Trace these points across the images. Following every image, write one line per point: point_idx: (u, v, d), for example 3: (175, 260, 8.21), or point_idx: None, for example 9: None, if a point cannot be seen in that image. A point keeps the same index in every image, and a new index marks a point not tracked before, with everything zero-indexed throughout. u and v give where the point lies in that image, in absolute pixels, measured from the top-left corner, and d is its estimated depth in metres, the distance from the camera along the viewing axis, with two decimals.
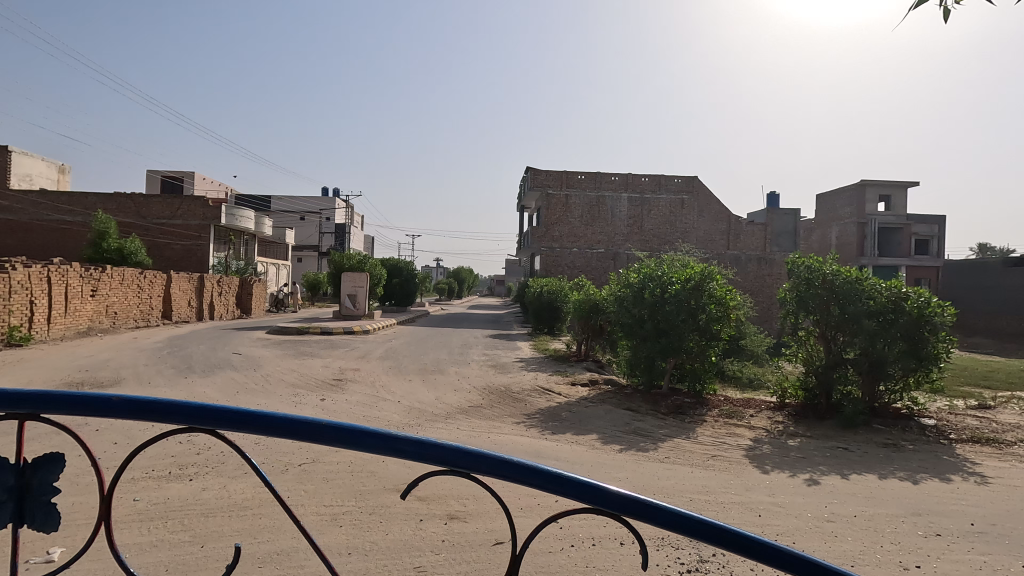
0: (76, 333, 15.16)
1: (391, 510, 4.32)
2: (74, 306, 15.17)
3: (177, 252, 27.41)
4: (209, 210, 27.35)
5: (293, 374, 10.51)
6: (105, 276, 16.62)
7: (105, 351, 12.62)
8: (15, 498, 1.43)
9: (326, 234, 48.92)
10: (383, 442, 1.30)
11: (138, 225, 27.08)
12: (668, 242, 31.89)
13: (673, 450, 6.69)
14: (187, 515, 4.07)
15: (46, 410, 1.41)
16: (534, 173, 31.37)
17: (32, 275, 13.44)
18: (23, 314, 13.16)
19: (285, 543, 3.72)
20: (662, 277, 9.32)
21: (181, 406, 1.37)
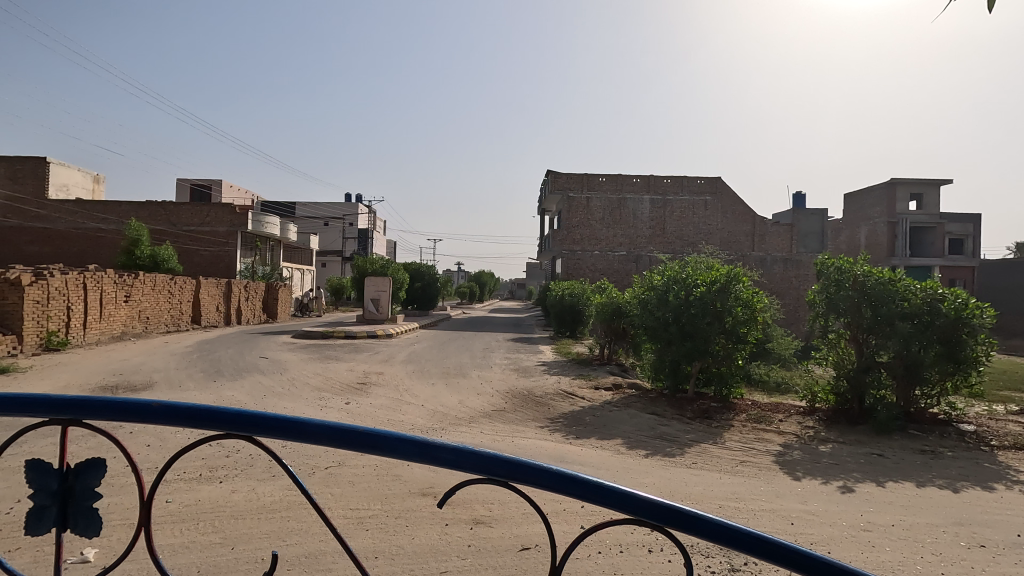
0: (110, 338, 15.60)
1: (416, 514, 4.32)
2: (109, 311, 15.62)
3: (206, 258, 28.03)
4: (237, 217, 28.02)
5: (319, 377, 10.64)
6: (139, 281, 17.10)
7: (138, 356, 12.93)
8: (58, 503, 1.46)
9: (350, 239, 49.25)
10: (417, 449, 1.29)
11: (170, 232, 27.81)
12: (690, 244, 31.54)
13: (701, 455, 6.58)
14: (217, 517, 4.14)
15: (87, 416, 1.43)
16: (555, 176, 31.36)
17: (70, 282, 13.91)
18: (60, 319, 13.59)
19: (314, 545, 3.74)
20: (687, 280, 9.18)
21: (214, 410, 1.38)
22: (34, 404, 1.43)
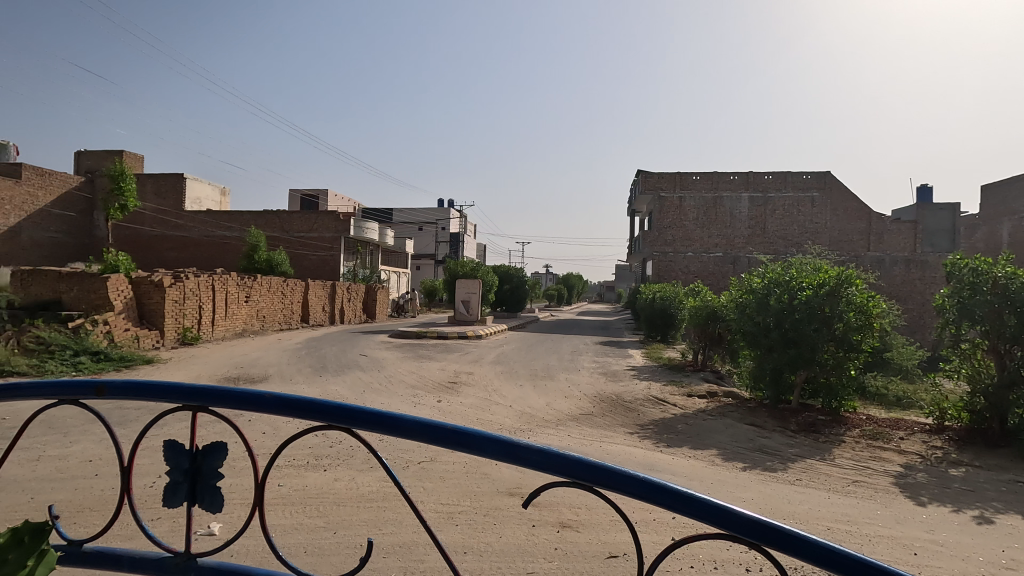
0: (234, 334, 17.32)
1: (504, 513, 4.39)
2: (233, 310, 17.36)
3: (314, 262, 30.29)
4: (341, 223, 30.01)
5: (413, 375, 11.14)
6: (257, 283, 18.83)
7: (256, 351, 14.24)
8: (189, 480, 1.63)
9: (442, 243, 50.96)
10: (503, 449, 1.31)
11: (283, 238, 30.35)
12: (795, 244, 29.45)
13: (806, 472, 6.10)
14: (321, 502, 4.45)
15: (212, 403, 1.59)
16: (646, 176, 30.55)
17: (201, 284, 15.63)
18: (193, 317, 15.29)
19: (407, 536, 3.91)
20: (790, 283, 8.55)
21: (317, 402, 1.49)
22: (170, 391, 1.62)
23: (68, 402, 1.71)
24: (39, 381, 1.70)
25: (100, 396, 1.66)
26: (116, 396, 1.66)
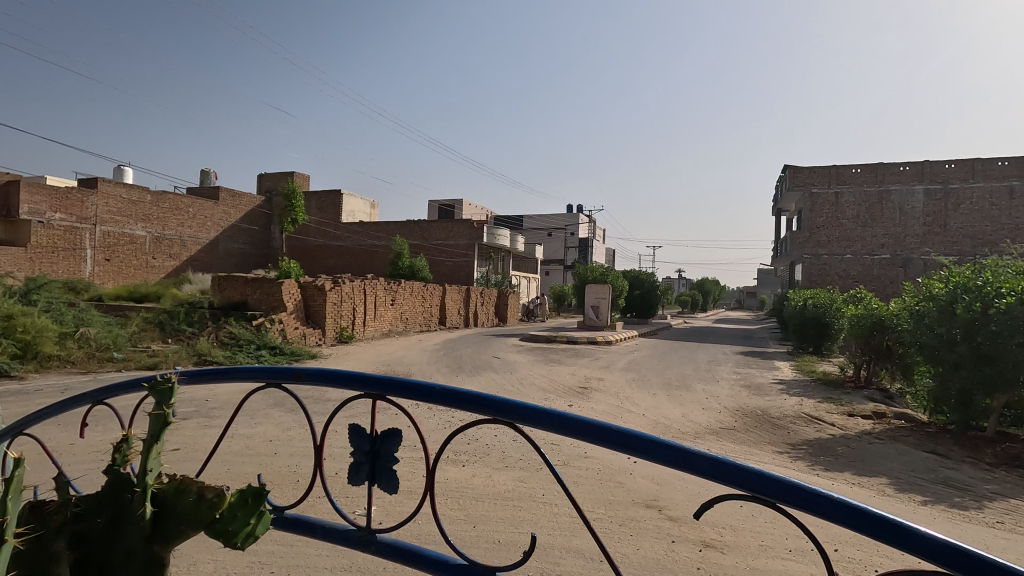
0: (382, 334, 18.94)
1: (640, 525, 4.26)
2: (381, 312, 18.99)
3: (450, 268, 32.09)
4: (475, 230, 31.42)
5: (544, 379, 11.28)
6: (401, 288, 20.39)
7: (401, 350, 15.42)
8: (370, 461, 1.79)
9: (571, 248, 51.09)
10: (674, 455, 1.26)
11: (423, 246, 32.52)
12: (987, 243, 24.97)
13: (1009, 514, 5.09)
14: (462, 496, 4.68)
15: (391, 392, 1.73)
16: (794, 171, 27.91)
17: (355, 288, 17.32)
18: (348, 318, 17.00)
19: (543, 537, 3.96)
20: (985, 288, 7.21)
21: (479, 395, 1.58)
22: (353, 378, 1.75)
23: (273, 383, 1.88)
24: (251, 365, 1.91)
25: (298, 380, 1.82)
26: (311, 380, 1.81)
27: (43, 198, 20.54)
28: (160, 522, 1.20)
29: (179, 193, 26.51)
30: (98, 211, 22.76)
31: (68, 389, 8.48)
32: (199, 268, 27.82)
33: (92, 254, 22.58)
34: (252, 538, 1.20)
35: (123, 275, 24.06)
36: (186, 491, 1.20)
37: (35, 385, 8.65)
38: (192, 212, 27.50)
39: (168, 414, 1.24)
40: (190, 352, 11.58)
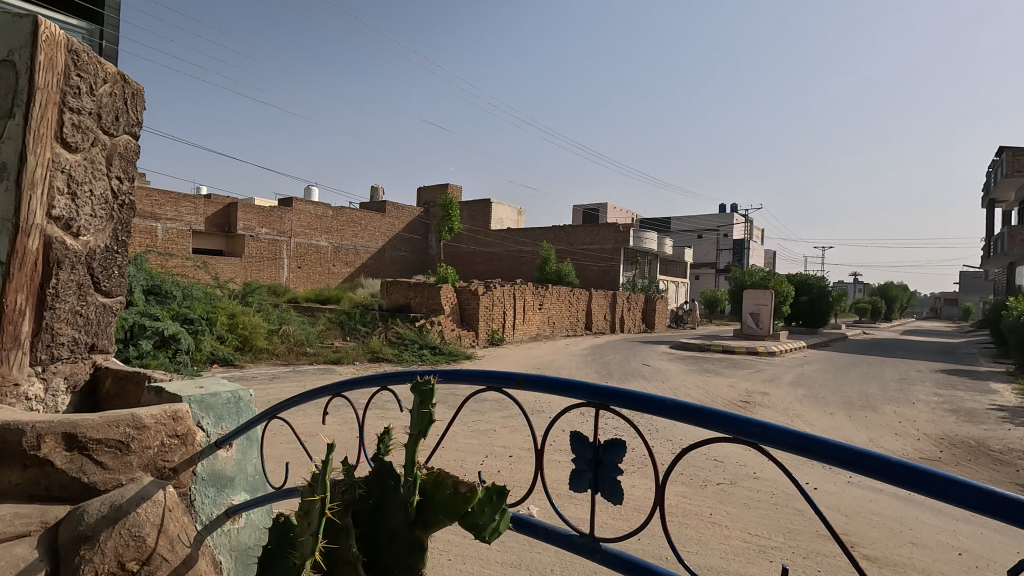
0: (530, 337, 19.46)
1: (828, 561, 3.79)
2: (529, 316, 19.53)
3: (595, 273, 31.91)
4: (620, 234, 30.89)
5: (700, 390, 10.67)
6: (548, 292, 20.76)
7: (549, 354, 15.67)
8: None
9: (724, 251, 47.81)
10: (977, 500, 0.97)
11: (569, 251, 32.75)
12: None
13: None
14: (622, 507, 4.57)
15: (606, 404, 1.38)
16: (1013, 154, 23.19)
17: (505, 292, 18.03)
18: (499, 321, 17.76)
19: (713, 561, 3.71)
20: None
21: (753, 421, 1.19)
22: (586, 391, 1.40)
23: (489, 390, 1.61)
24: (461, 369, 1.66)
25: (520, 387, 1.52)
26: (534, 389, 1.50)
27: (254, 217, 24.59)
28: (422, 509, 1.32)
29: (354, 208, 29.95)
30: (293, 226, 26.60)
31: (275, 378, 10.00)
32: (369, 274, 31.13)
33: (288, 263, 26.46)
34: (497, 536, 1.21)
35: (311, 281, 27.81)
36: (443, 483, 1.30)
37: (251, 373, 10.35)
38: (364, 224, 30.89)
39: (432, 413, 1.35)
40: (365, 350, 12.98)
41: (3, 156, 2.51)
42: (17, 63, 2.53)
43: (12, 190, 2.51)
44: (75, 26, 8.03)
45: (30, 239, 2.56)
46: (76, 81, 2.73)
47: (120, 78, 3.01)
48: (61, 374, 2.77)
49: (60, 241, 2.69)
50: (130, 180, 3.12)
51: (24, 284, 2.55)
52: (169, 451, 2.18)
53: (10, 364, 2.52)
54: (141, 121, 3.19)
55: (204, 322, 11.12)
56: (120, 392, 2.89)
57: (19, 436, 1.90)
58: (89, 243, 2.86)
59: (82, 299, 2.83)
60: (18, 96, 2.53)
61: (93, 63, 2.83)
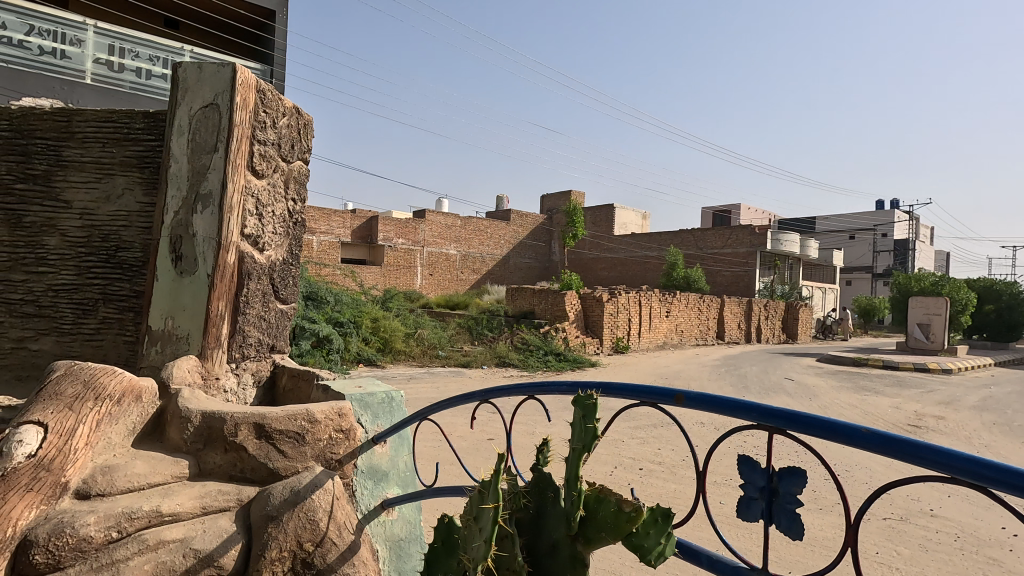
0: (657, 346, 18.76)
1: None
2: (656, 323, 18.84)
3: (728, 278, 29.91)
4: (756, 236, 28.63)
5: (857, 410, 9.49)
6: (676, 299, 19.86)
7: (678, 364, 14.96)
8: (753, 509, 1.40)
9: (883, 253, 42.12)
10: None
11: (698, 255, 31.07)
12: None
13: None
14: None
15: (781, 429, 1.26)
16: None
17: (631, 299, 17.59)
18: (624, 328, 17.36)
19: None
20: None
21: (976, 461, 1.00)
22: (750, 410, 1.31)
23: (644, 405, 1.58)
24: (617, 383, 1.64)
25: (678, 405, 1.45)
26: (694, 407, 1.43)
27: (392, 228, 26.64)
28: (584, 525, 1.32)
29: (481, 218, 31.20)
30: (426, 236, 28.37)
31: (412, 378, 10.70)
32: (495, 281, 32.18)
33: (422, 270, 28.27)
34: (663, 560, 1.17)
35: (442, 287, 29.44)
36: (606, 501, 1.28)
37: (391, 373, 11.18)
38: (490, 232, 32.03)
39: (596, 428, 1.35)
40: (492, 354, 13.42)
41: (210, 184, 2.97)
42: (220, 105, 2.98)
43: (216, 212, 2.96)
44: (252, 67, 9.26)
45: (228, 254, 3.00)
46: (263, 117, 3.16)
47: (295, 111, 3.43)
48: (249, 370, 3.21)
49: (249, 256, 3.12)
50: (301, 201, 3.55)
51: (223, 292, 3.00)
52: (335, 444, 2.41)
53: (214, 360, 2.98)
54: (310, 148, 3.61)
55: (351, 324, 12.26)
56: (294, 388, 3.28)
57: (222, 423, 2.25)
58: (272, 257, 3.28)
59: (266, 305, 3.27)
60: (221, 133, 2.98)
61: (275, 101, 3.26)
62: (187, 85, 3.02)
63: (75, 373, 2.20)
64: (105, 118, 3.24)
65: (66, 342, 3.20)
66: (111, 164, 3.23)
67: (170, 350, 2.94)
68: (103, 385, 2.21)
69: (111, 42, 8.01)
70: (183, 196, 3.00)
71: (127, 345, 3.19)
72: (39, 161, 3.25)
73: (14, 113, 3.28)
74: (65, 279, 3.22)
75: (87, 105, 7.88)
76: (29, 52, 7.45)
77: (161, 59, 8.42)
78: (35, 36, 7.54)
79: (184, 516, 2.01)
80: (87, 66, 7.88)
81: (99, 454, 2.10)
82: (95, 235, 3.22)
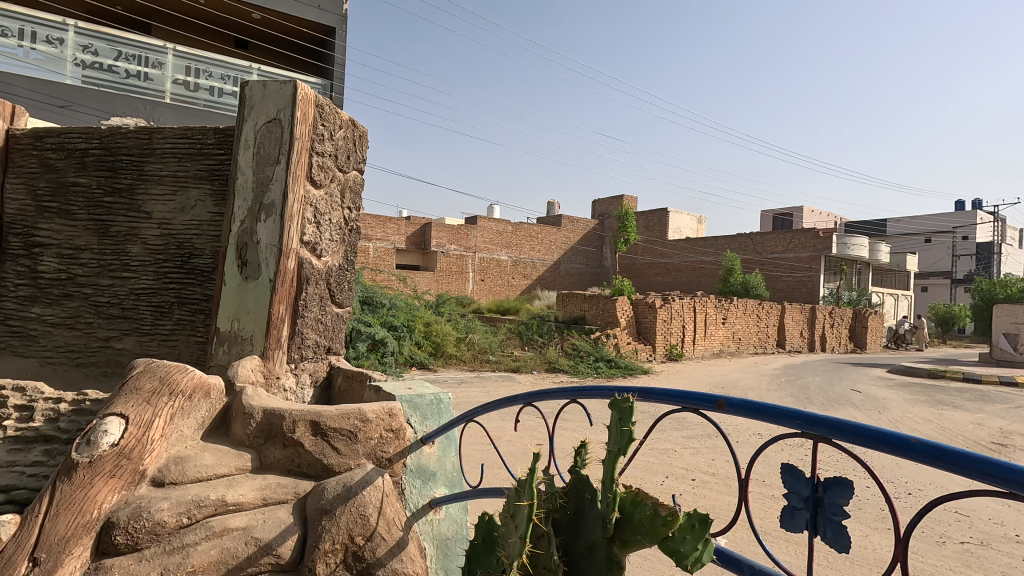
0: (713, 353, 18.18)
1: None
2: (712, 331, 18.27)
3: (789, 284, 28.57)
4: (821, 240, 27.27)
5: (933, 425, 8.85)
6: (734, 306, 19.18)
7: (735, 373, 14.43)
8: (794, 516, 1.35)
9: (963, 257, 39.07)
10: None
11: (757, 260, 29.89)
12: None
13: None
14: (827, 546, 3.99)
15: (826, 437, 1.22)
16: None
17: (685, 305, 17.16)
18: (678, 335, 16.94)
19: None
20: None
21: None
22: (794, 417, 1.28)
23: (685, 411, 1.57)
24: (662, 388, 1.62)
25: (719, 411, 1.44)
26: (736, 414, 1.42)
27: (445, 234, 27.13)
28: (620, 526, 1.32)
29: (532, 223, 31.31)
30: (478, 242, 28.71)
31: (462, 382, 10.86)
32: (545, 286, 32.21)
33: (473, 275, 28.60)
34: (700, 565, 1.17)
35: (493, 292, 29.66)
36: (643, 504, 1.28)
37: (443, 376, 11.37)
38: (541, 238, 32.07)
39: (632, 431, 1.35)
40: (542, 359, 13.41)
41: (273, 194, 3.15)
42: (283, 120, 3.17)
43: (278, 221, 3.14)
44: (313, 83, 9.68)
45: (289, 260, 3.17)
46: (321, 130, 3.33)
47: (352, 123, 3.60)
48: (307, 370, 3.37)
49: (308, 261, 3.29)
50: (357, 210, 3.70)
51: (285, 296, 3.18)
52: (386, 443, 2.50)
53: (275, 361, 3.15)
54: (365, 159, 3.77)
55: (405, 328, 12.57)
56: (348, 389, 3.42)
57: (282, 420, 2.39)
58: (328, 263, 3.45)
59: (323, 308, 3.43)
60: (283, 146, 3.17)
61: (333, 114, 3.43)
62: (253, 102, 3.23)
63: (152, 369, 2.39)
64: (182, 134, 3.50)
65: (145, 342, 3.47)
66: (186, 178, 3.49)
67: (236, 350, 3.14)
68: (176, 381, 2.38)
69: (187, 63, 8.59)
70: (249, 206, 3.19)
71: (198, 345, 3.42)
72: (125, 176, 3.56)
73: (104, 132, 3.59)
74: (146, 283, 3.49)
75: (167, 122, 8.45)
76: (116, 76, 8.17)
77: (231, 78, 8.93)
78: (122, 61, 8.22)
79: (245, 505, 2.14)
80: (167, 86, 8.51)
81: (173, 446, 2.27)
82: (172, 243, 3.48)
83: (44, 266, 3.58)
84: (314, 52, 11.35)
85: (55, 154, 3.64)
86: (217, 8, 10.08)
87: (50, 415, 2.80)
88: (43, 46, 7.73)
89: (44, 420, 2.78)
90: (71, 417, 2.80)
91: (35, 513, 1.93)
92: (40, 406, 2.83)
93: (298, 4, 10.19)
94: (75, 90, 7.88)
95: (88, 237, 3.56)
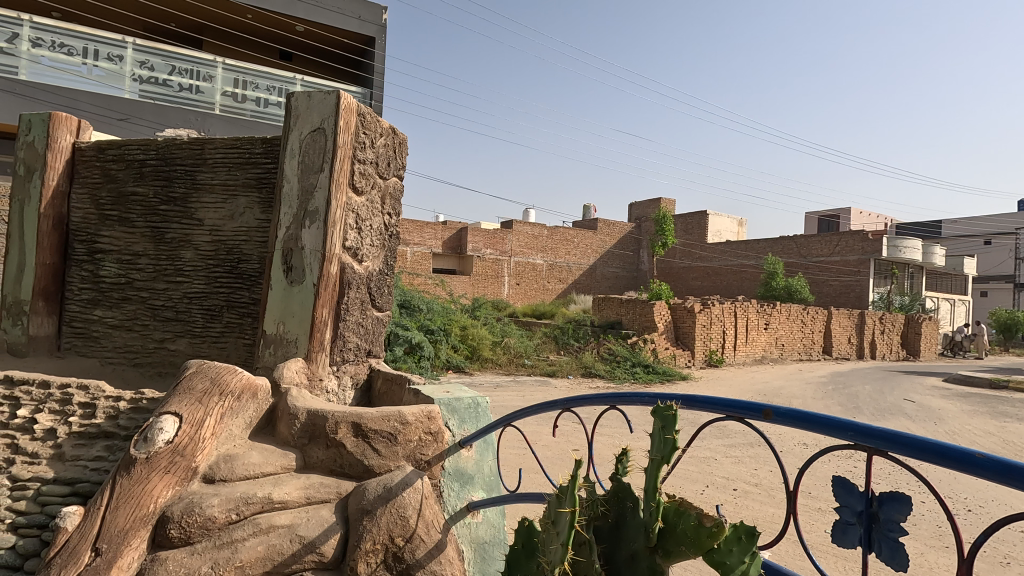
0: (754, 359, 17.66)
1: None
2: (754, 336, 17.76)
3: (836, 288, 27.50)
4: (870, 243, 26.15)
5: (996, 438, 8.32)
6: (777, 311, 18.57)
7: (778, 380, 13.98)
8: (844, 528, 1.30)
9: None
10: None
11: (801, 264, 28.89)
12: None
13: None
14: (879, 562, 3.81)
15: (881, 450, 1.17)
16: None
17: (725, 310, 16.75)
18: (718, 341, 16.54)
19: None
20: None
21: None
22: (846, 428, 1.23)
23: (730, 419, 1.52)
24: (705, 396, 1.59)
25: (766, 420, 1.40)
26: (783, 423, 1.37)
27: (481, 238, 27.32)
28: (663, 536, 1.30)
29: (567, 227, 31.19)
30: (514, 246, 28.74)
31: (497, 386, 10.90)
32: (581, 290, 32.03)
33: (509, 279, 28.65)
34: None
35: (529, 296, 29.63)
36: (687, 514, 1.25)
37: (478, 380, 11.43)
38: (577, 242, 31.91)
39: (675, 440, 1.33)
40: (578, 364, 13.32)
41: (317, 201, 3.25)
42: (327, 130, 3.26)
43: (321, 227, 3.23)
44: (353, 92, 9.93)
45: (331, 265, 3.26)
46: (362, 138, 3.41)
47: (392, 131, 3.68)
48: (348, 372, 3.45)
49: (350, 267, 3.38)
50: (397, 215, 3.77)
51: (327, 300, 3.27)
52: (425, 446, 2.54)
53: (317, 363, 3.23)
54: (405, 165, 3.84)
55: (441, 332, 12.68)
56: (387, 391, 3.48)
57: (325, 422, 2.45)
58: (368, 268, 3.53)
59: (364, 312, 3.51)
60: (327, 155, 3.26)
61: (374, 122, 3.51)
62: (298, 112, 3.33)
63: (204, 370, 2.50)
64: (231, 144, 3.65)
65: (197, 343, 3.62)
66: (236, 186, 3.63)
67: (282, 352, 3.24)
68: (227, 381, 2.47)
69: (236, 76, 8.94)
70: (294, 213, 3.29)
71: (245, 347, 3.55)
72: (179, 185, 3.73)
73: (160, 144, 3.78)
74: (198, 287, 3.64)
75: (217, 133, 8.83)
76: (170, 89, 8.57)
77: (277, 89, 9.24)
78: (176, 75, 8.62)
79: (291, 503, 2.20)
80: (217, 98, 8.88)
81: (223, 444, 2.36)
82: (222, 249, 3.62)
83: (105, 271, 3.79)
84: (354, 62, 11.66)
85: (116, 165, 3.85)
86: (263, 21, 10.47)
87: (110, 412, 2.94)
88: (104, 62, 8.17)
89: (105, 417, 2.93)
90: (129, 414, 2.94)
91: (97, 506, 2.04)
92: (101, 404, 2.97)
93: (340, 15, 10.48)
94: (133, 104, 8.31)
95: (145, 243, 3.75)
